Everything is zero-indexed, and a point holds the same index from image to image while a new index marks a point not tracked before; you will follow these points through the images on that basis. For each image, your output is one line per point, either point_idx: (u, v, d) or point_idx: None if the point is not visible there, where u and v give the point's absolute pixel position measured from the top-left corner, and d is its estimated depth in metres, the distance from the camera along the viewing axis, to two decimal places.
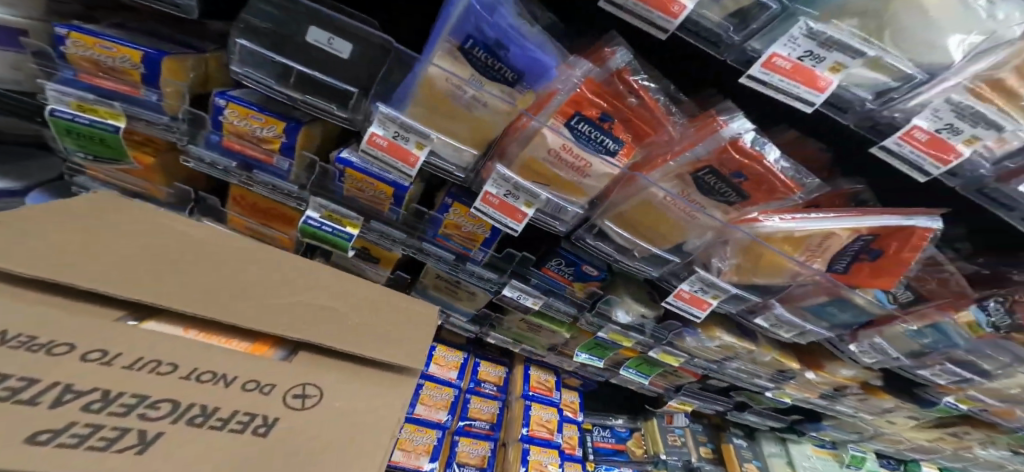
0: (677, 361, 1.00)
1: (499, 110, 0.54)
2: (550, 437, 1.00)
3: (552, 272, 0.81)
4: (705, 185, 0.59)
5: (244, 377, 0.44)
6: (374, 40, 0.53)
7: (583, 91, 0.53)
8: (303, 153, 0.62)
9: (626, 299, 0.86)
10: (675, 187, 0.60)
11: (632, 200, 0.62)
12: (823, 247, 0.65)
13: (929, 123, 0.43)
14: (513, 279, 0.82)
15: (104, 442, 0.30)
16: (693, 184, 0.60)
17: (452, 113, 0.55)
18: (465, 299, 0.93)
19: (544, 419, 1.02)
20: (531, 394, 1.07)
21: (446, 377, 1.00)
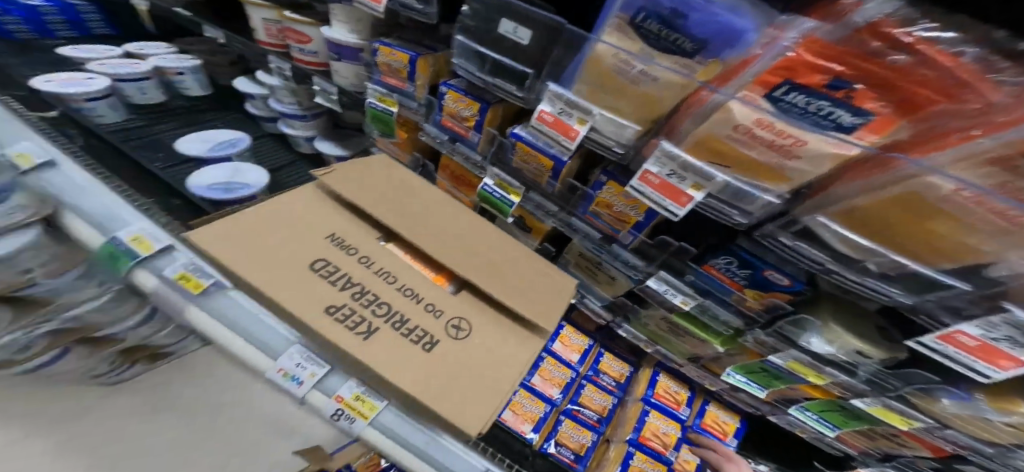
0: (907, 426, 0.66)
1: (672, 82, 0.50)
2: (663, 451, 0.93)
3: (716, 272, 0.68)
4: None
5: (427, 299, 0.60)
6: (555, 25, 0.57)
7: (802, 52, 0.38)
8: (488, 130, 0.78)
9: (828, 323, 0.62)
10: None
11: (857, 192, 0.44)
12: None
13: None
14: (662, 271, 0.74)
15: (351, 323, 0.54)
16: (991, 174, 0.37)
17: (623, 89, 0.54)
18: (606, 285, 0.93)
19: (660, 431, 0.96)
20: (653, 401, 1.00)
21: (568, 359, 1.06)
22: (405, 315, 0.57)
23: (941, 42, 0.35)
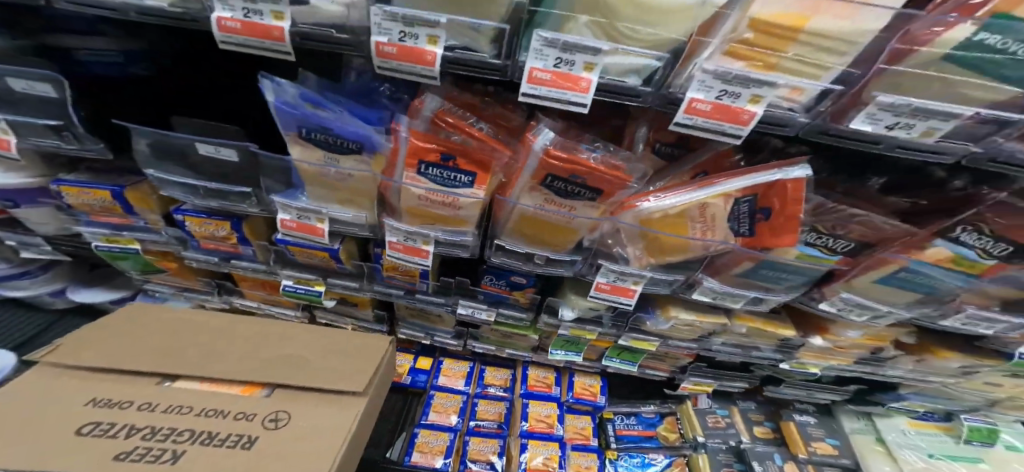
0: (653, 345, 0.78)
1: (356, 176, 0.57)
2: (587, 443, 0.91)
3: (492, 286, 0.77)
4: (560, 191, 0.51)
5: (238, 414, 0.56)
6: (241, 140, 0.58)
7: (421, 143, 0.50)
8: (254, 241, 0.77)
9: (570, 293, 0.73)
10: (540, 199, 0.53)
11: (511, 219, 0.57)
12: (707, 217, 0.51)
13: (705, 93, 0.39)
14: (460, 298, 0.80)
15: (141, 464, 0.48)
16: (552, 195, 0.52)
17: (327, 185, 0.59)
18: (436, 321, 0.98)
19: (541, 415, 0.92)
20: (528, 392, 0.97)
21: (454, 385, 0.98)
22: (217, 431, 0.53)
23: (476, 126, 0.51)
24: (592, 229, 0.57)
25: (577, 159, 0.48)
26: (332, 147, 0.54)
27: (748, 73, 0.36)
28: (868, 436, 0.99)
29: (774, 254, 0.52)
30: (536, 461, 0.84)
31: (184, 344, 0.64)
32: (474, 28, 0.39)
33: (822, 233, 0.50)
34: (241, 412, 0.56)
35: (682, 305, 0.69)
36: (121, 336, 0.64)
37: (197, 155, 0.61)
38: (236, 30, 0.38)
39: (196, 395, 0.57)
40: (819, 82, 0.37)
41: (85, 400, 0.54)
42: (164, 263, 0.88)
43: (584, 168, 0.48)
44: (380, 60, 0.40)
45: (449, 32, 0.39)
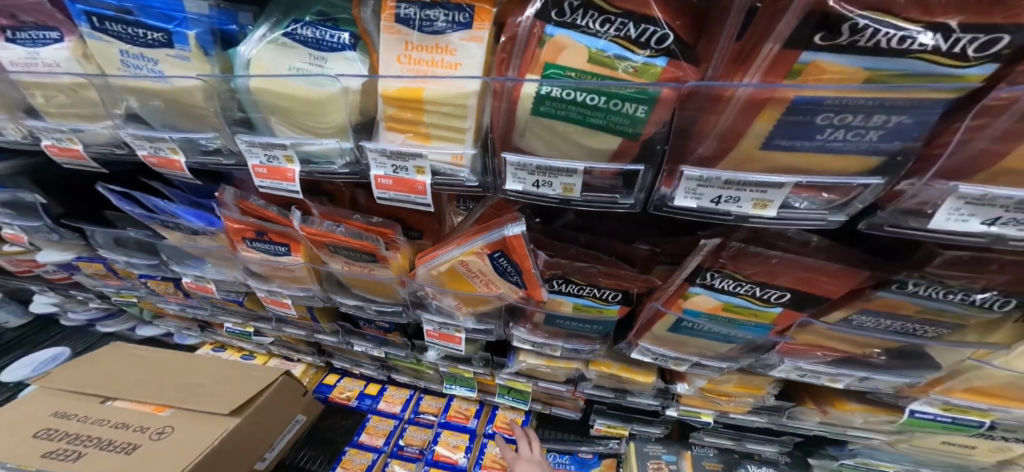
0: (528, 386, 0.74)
1: (214, 248, 0.66)
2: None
3: (371, 328, 0.78)
4: (350, 255, 0.56)
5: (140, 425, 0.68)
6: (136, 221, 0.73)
7: (243, 222, 0.58)
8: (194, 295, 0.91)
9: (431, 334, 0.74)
10: (343, 262, 0.58)
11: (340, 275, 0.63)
12: (477, 273, 0.49)
13: (382, 169, 0.41)
14: (352, 338, 0.82)
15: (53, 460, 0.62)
16: (349, 261, 0.57)
17: (207, 255, 0.71)
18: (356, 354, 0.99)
19: (450, 446, 0.88)
20: (446, 422, 0.93)
21: (391, 411, 0.98)
22: (119, 440, 0.66)
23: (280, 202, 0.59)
24: (402, 284, 0.59)
25: (337, 235, 0.53)
26: (179, 227, 0.65)
27: (402, 148, 0.39)
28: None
29: (549, 306, 0.49)
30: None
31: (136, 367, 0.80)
32: (198, 141, 0.46)
33: (581, 284, 0.45)
34: (141, 426, 0.68)
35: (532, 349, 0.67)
36: (88, 362, 0.82)
37: (130, 237, 0.79)
38: (59, 153, 0.55)
39: (117, 412, 0.71)
40: (464, 147, 0.37)
41: (49, 408, 0.72)
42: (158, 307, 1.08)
43: (351, 237, 0.53)
44: (154, 167, 0.52)
45: (179, 146, 0.47)
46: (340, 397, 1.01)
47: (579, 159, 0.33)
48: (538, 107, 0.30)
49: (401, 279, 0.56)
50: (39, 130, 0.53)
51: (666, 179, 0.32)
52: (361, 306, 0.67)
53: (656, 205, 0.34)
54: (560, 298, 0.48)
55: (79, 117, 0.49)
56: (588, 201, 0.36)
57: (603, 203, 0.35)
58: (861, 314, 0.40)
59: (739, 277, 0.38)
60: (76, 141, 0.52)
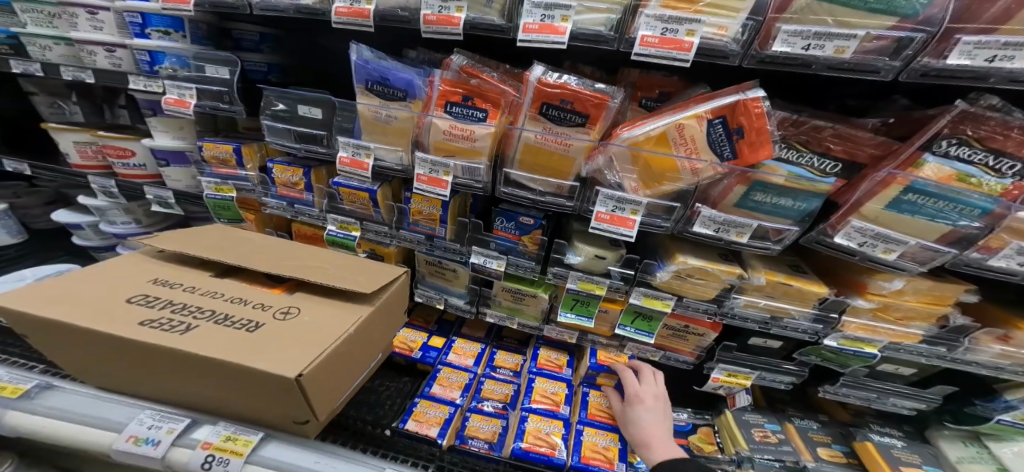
0: (668, 306, 0.74)
1: (400, 117, 0.71)
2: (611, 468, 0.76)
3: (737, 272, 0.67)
4: (556, 119, 0.64)
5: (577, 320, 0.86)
6: (329, 101, 0.77)
7: (444, 86, 0.67)
8: (317, 187, 0.88)
9: (578, 240, 0.77)
10: (541, 127, 0.65)
11: (518, 149, 0.68)
12: (687, 140, 0.58)
13: (533, 18, 0.58)
14: (473, 246, 0.84)
15: (166, 327, 0.56)
16: (548, 122, 0.64)
17: (381, 130, 0.74)
18: (452, 280, 0.96)
19: (543, 433, 0.81)
20: (537, 370, 0.97)
21: (463, 363, 0.98)
22: (253, 319, 0.60)
23: (540, 74, 0.63)
24: (590, 159, 0.65)
25: (568, 88, 0.61)
26: (377, 92, 0.72)
27: (680, 14, 0.51)
28: (983, 464, 0.75)
29: (763, 172, 0.55)
30: (539, 431, 0.81)
31: (234, 250, 0.74)
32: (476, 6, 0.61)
33: (722, 132, 0.56)
34: (261, 304, 0.64)
35: (691, 253, 0.70)
36: (233, 238, 0.79)
37: (294, 123, 0.81)
38: (345, 13, 0.63)
39: (238, 290, 0.67)
40: (736, 19, 0.49)
41: (116, 278, 0.66)
42: (247, 213, 0.99)
43: (570, 94, 0.61)
44: (426, 27, 0.62)
45: (466, 5, 0.61)
46: (403, 348, 1.01)
47: (861, 27, 0.43)
48: None
49: (594, 146, 0.64)
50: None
51: (935, 48, 0.42)
52: (614, 198, 0.65)
53: (918, 71, 0.43)
54: (775, 165, 0.55)
55: None
56: (841, 66, 0.46)
57: (861, 66, 0.45)
58: None
59: (801, 149, 0.54)
60: None
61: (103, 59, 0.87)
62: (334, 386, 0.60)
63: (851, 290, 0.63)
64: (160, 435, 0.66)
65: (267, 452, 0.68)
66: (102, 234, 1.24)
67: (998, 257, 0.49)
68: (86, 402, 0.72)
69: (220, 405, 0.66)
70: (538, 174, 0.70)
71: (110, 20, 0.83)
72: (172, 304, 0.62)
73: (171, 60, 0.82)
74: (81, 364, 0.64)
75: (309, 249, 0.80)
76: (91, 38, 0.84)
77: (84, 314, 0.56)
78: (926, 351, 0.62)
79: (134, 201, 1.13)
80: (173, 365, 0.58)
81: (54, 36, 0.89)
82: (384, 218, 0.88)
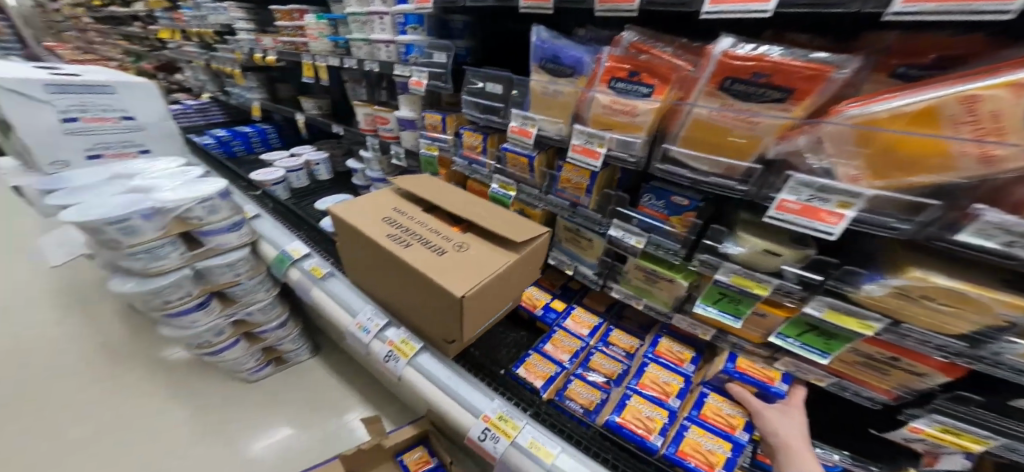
0: (871, 329, 0.57)
1: (566, 92, 0.76)
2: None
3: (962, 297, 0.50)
4: (743, 94, 0.55)
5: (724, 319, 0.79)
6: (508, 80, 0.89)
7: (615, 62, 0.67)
8: (490, 150, 1.05)
9: (743, 230, 0.66)
10: (718, 104, 0.57)
11: (687, 126, 0.61)
12: (967, 119, 0.39)
13: None
14: (614, 219, 0.83)
15: (396, 240, 0.82)
16: (728, 98, 0.56)
17: (546, 103, 0.81)
18: (587, 249, 0.97)
19: (643, 416, 0.78)
20: (655, 356, 0.91)
21: (578, 332, 1.00)
22: (441, 246, 0.80)
23: (735, 45, 0.54)
24: (778, 137, 0.54)
25: (766, 58, 0.51)
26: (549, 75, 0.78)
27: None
28: None
29: None
30: (641, 413, 0.78)
31: (434, 192, 0.97)
32: None
33: None
34: (445, 236, 0.83)
35: (925, 263, 0.50)
36: (432, 184, 1.04)
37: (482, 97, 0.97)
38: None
39: (433, 222, 0.89)
40: None
41: (373, 201, 0.97)
42: (442, 168, 1.27)
43: (768, 66, 0.51)
44: (600, 4, 0.63)
45: None
46: (529, 303, 1.11)
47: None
48: None
49: (797, 124, 0.52)
50: None
51: None
52: (813, 186, 0.51)
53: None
54: None
55: None
56: None
57: None
58: None
59: None
60: None
61: (384, 53, 1.25)
62: (479, 315, 0.75)
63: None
64: (371, 327, 0.97)
65: (424, 359, 0.91)
66: (366, 179, 1.83)
67: None
68: (343, 290, 1.12)
69: (409, 312, 0.90)
70: (709, 159, 0.61)
71: (389, 22, 1.18)
72: (395, 223, 0.88)
73: (416, 51, 1.11)
74: (345, 256, 0.99)
75: (479, 201, 0.94)
76: (380, 38, 1.22)
77: (359, 221, 0.87)
78: None
79: (384, 156, 1.61)
80: (394, 271, 0.83)
81: (362, 38, 1.33)
82: (538, 181, 0.96)
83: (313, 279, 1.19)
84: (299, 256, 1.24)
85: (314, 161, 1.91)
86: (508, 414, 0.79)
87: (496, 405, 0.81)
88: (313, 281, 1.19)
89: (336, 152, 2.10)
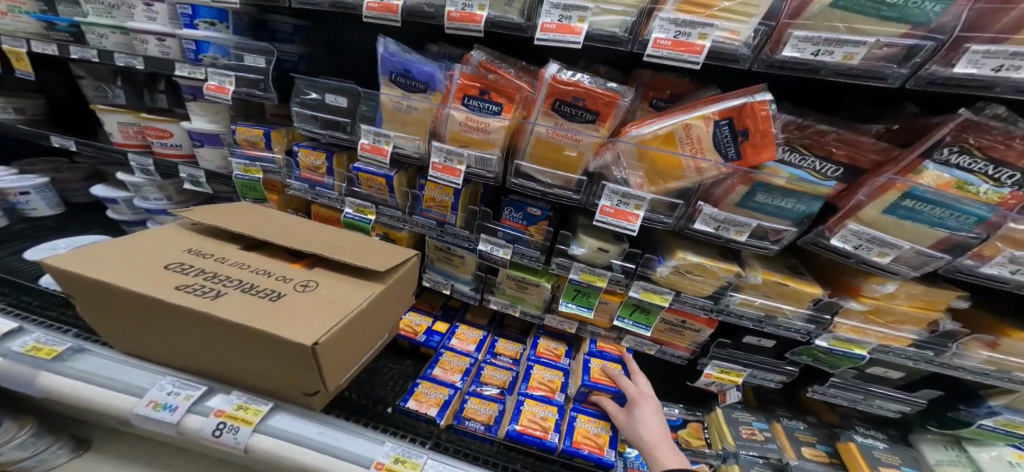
0: (665, 301, 0.79)
1: (419, 107, 0.78)
2: (600, 453, 0.81)
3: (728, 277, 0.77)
4: (567, 115, 0.69)
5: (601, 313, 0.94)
6: (353, 91, 0.85)
7: (466, 81, 0.73)
8: (338, 171, 0.96)
9: (582, 233, 0.82)
10: (553, 123, 0.70)
11: (533, 142, 0.73)
12: (693, 140, 0.61)
13: (550, 18, 0.62)
14: (482, 233, 0.90)
15: (281, 304, 0.65)
16: (559, 118, 0.69)
17: (401, 120, 0.81)
18: (460, 266, 1.03)
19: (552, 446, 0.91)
20: None
21: (464, 349, 1.03)
22: (346, 299, 0.68)
23: (587, 82, 0.67)
24: (598, 153, 0.69)
25: (582, 86, 0.66)
26: (404, 88, 0.79)
27: (693, 18, 0.52)
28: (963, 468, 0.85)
29: (765, 173, 0.57)
30: None
31: (319, 241, 0.80)
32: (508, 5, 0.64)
33: (805, 155, 0.56)
34: (358, 289, 0.72)
35: (691, 249, 0.73)
36: (325, 236, 0.83)
37: (324, 106, 0.88)
38: (376, 8, 0.69)
39: (341, 280, 0.74)
40: (748, 24, 0.50)
41: (159, 243, 0.75)
42: (271, 194, 1.08)
43: (583, 92, 0.66)
44: (449, 22, 0.66)
45: (488, 5, 0.65)
46: (408, 332, 1.07)
47: (872, 34, 0.44)
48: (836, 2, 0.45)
49: (603, 143, 0.68)
50: None
51: (945, 56, 0.43)
52: (619, 193, 0.69)
53: (925, 79, 0.45)
54: (777, 167, 0.57)
55: None
56: (849, 72, 0.47)
57: (869, 72, 0.46)
58: None
59: (806, 153, 0.57)
60: None
61: (153, 47, 0.93)
62: (338, 359, 0.67)
63: (845, 293, 0.65)
64: (177, 401, 0.72)
65: (272, 424, 0.72)
66: (134, 209, 1.33)
67: (990, 265, 0.49)
68: (110, 366, 0.78)
69: (280, 388, 0.71)
70: (551, 170, 0.74)
71: (163, 10, 0.90)
72: (311, 288, 0.70)
73: (214, 49, 0.88)
74: (138, 334, 0.72)
75: (310, 227, 0.86)
76: (145, 28, 0.90)
77: (202, 297, 0.63)
78: (914, 354, 0.64)
79: (167, 179, 1.21)
80: (287, 351, 0.61)
81: (112, 25, 0.95)
82: (398, 198, 0.93)
83: (38, 363, 0.79)
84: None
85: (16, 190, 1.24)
86: (312, 437, 0.73)
87: (291, 424, 0.73)
88: (37, 364, 0.79)
89: (65, 177, 1.43)
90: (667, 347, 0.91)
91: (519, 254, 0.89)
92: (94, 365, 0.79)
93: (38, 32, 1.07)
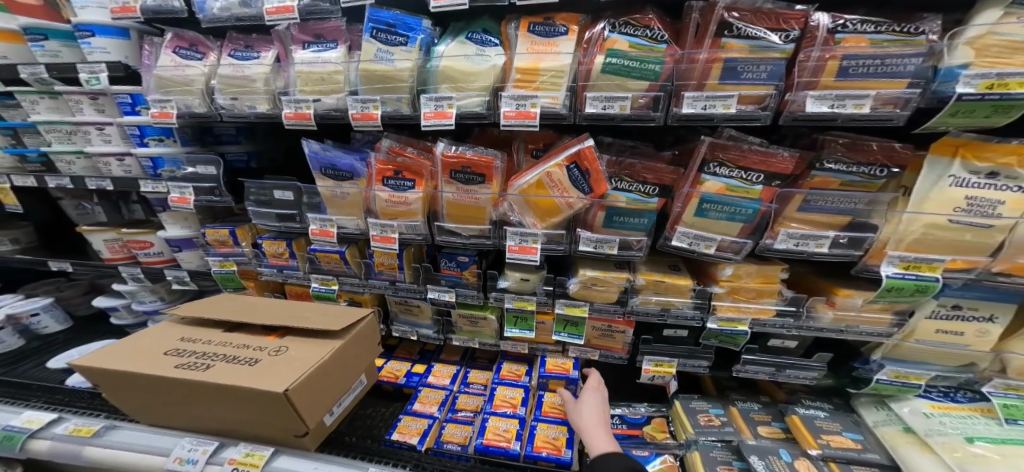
0: (585, 312, 0.90)
1: (351, 193, 0.94)
2: (558, 453, 0.88)
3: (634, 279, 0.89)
4: (462, 181, 0.84)
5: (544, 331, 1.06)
6: (296, 185, 1.01)
7: (380, 168, 0.90)
8: (298, 253, 1.11)
9: (507, 268, 0.95)
10: (455, 189, 0.85)
11: (445, 205, 0.88)
12: (557, 183, 0.74)
13: (429, 108, 0.76)
14: (428, 284, 1.03)
15: (261, 367, 0.77)
16: (456, 183, 0.84)
17: (338, 203, 0.97)
18: (419, 314, 1.16)
19: None
20: None
21: (441, 383, 1.14)
22: (315, 354, 0.81)
23: (470, 154, 0.83)
24: (496, 204, 0.84)
25: (465, 157, 0.81)
26: (336, 177, 0.95)
27: (524, 93, 0.67)
28: (894, 427, 0.91)
29: (611, 199, 0.73)
30: None
31: (290, 317, 0.94)
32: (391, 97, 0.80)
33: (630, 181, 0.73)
34: (325, 346, 0.84)
35: (591, 266, 0.86)
36: (296, 312, 0.96)
37: (275, 199, 1.04)
38: (292, 117, 0.85)
39: (311, 341, 0.86)
40: (559, 92, 0.66)
41: (156, 336, 0.89)
42: (248, 282, 1.22)
43: (467, 161, 0.82)
44: (354, 122, 0.82)
45: (381, 103, 0.80)
46: (390, 376, 1.17)
47: (631, 91, 0.61)
48: (605, 68, 0.61)
49: (496, 198, 0.83)
50: (287, 102, 0.85)
51: (676, 102, 0.60)
52: (518, 234, 0.82)
53: (674, 117, 0.61)
54: (616, 194, 0.74)
55: (323, 90, 0.84)
56: (630, 118, 0.63)
57: (641, 117, 0.62)
58: (813, 196, 0.60)
59: (631, 180, 0.73)
60: (174, 107, 0.92)
61: (115, 167, 1.11)
62: (315, 401, 0.79)
63: (709, 280, 0.79)
64: (197, 455, 0.83)
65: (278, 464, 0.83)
66: (135, 312, 1.46)
67: (779, 240, 0.62)
68: (141, 434, 0.90)
69: (276, 434, 0.83)
70: (464, 225, 0.89)
71: (114, 133, 1.08)
72: (285, 352, 0.83)
73: (168, 163, 1.06)
74: (150, 410, 0.84)
75: (284, 307, 1.00)
76: (104, 150, 1.08)
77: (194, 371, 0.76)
78: (782, 323, 0.76)
79: (157, 282, 1.36)
80: (268, 403, 0.73)
81: (73, 150, 1.12)
82: (353, 268, 1.08)
83: (81, 441, 0.92)
84: (40, 424, 0.97)
85: (24, 313, 1.38)
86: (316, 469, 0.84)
87: (295, 464, 0.84)
88: (80, 442, 0.92)
89: (64, 296, 1.58)
90: (608, 352, 1.01)
91: (461, 296, 1.02)
92: (128, 436, 0.91)
93: (15, 166, 1.24)
